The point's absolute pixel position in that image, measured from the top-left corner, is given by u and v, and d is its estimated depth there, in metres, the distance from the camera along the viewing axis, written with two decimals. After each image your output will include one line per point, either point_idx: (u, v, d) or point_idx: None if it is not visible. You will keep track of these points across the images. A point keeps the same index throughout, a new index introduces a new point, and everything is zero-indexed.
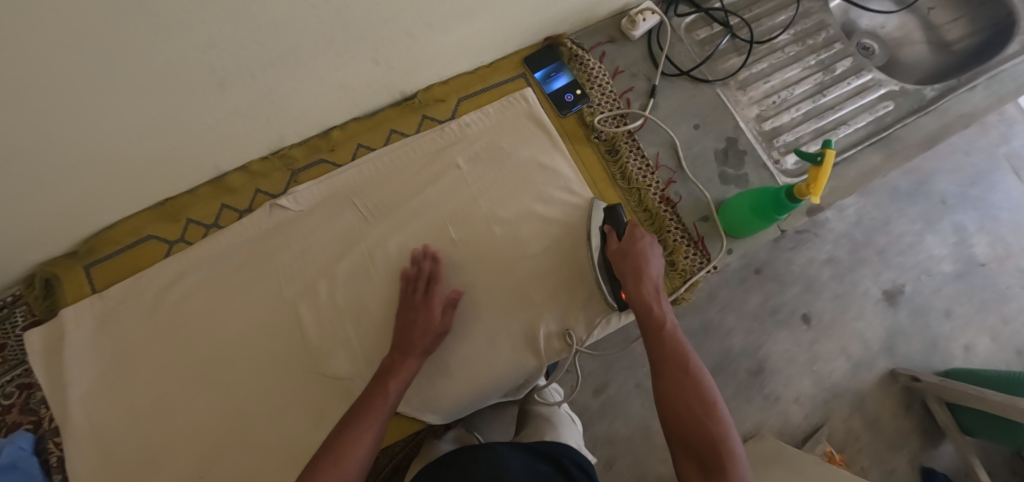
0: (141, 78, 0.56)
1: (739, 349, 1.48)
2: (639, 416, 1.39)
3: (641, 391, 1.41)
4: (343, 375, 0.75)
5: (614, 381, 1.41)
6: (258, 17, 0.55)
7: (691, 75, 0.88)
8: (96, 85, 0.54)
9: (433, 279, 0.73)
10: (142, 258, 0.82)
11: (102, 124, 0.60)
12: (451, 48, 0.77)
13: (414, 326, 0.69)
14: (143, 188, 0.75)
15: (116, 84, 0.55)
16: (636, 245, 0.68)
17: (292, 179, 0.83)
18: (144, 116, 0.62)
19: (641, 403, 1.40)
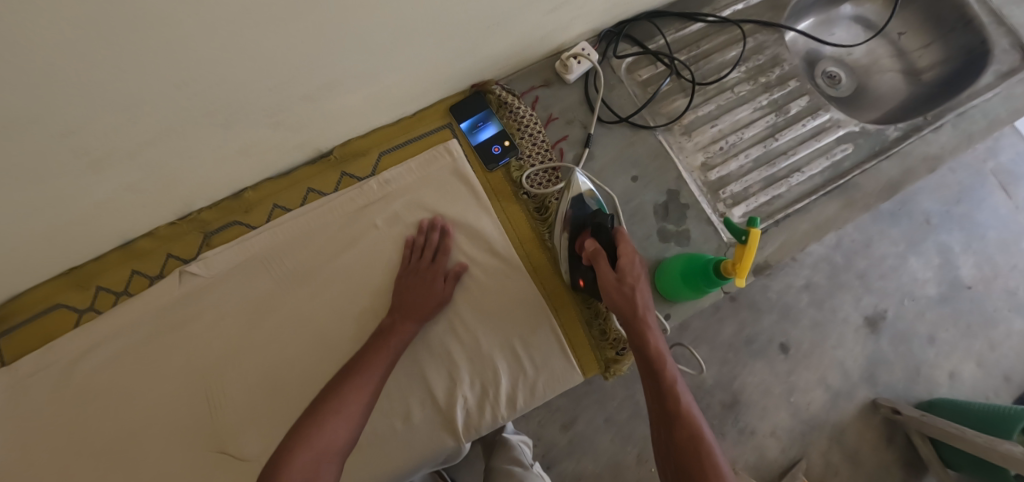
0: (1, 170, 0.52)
1: (713, 381, 1.35)
2: (609, 453, 1.30)
3: (610, 426, 1.31)
4: (254, 455, 0.71)
5: (580, 418, 1.31)
6: (115, 101, 0.50)
7: (631, 121, 0.82)
8: None
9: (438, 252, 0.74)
10: (52, 328, 0.77)
11: None
12: (361, 104, 0.72)
13: (416, 292, 0.71)
14: (42, 261, 0.71)
15: None
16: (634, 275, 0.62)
17: (205, 242, 0.79)
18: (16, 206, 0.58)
19: (611, 438, 1.30)
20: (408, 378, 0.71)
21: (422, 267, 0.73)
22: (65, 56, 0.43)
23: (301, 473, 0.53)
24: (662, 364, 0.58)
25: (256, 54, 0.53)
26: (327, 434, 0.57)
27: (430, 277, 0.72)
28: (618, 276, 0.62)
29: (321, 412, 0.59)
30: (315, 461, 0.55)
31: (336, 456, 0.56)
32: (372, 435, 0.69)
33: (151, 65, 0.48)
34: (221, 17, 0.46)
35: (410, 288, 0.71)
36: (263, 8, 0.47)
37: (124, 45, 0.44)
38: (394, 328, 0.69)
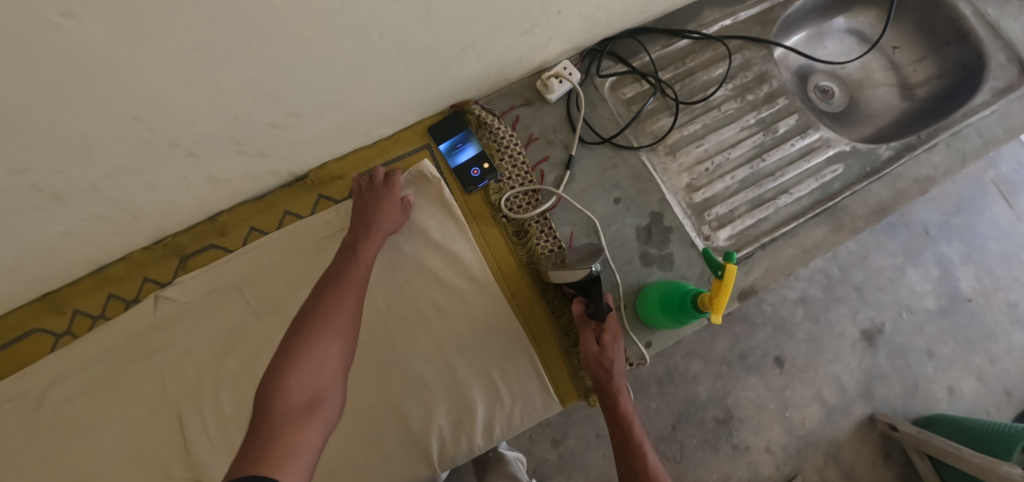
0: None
1: (706, 396, 1.32)
2: (599, 469, 1.28)
3: (601, 442, 1.29)
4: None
5: (570, 434, 1.29)
6: (66, 138, 0.49)
7: (614, 142, 0.80)
8: None
9: (388, 181, 0.73)
10: (27, 353, 0.77)
11: None
12: (334, 129, 0.71)
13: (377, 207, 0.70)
14: (14, 287, 0.71)
15: None
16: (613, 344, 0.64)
17: (181, 266, 0.78)
18: None
19: (602, 455, 1.28)
20: (382, 407, 0.70)
21: (377, 191, 0.72)
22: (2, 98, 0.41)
23: (301, 397, 0.48)
24: (631, 426, 0.62)
25: (212, 86, 0.52)
26: (321, 352, 0.51)
27: (387, 197, 0.71)
28: (600, 348, 0.64)
29: (306, 329, 0.53)
30: (313, 382, 0.49)
31: (335, 374, 0.51)
32: (345, 467, 0.68)
33: (100, 102, 0.47)
34: (167, 54, 0.45)
35: (368, 208, 0.70)
36: (214, 43, 0.46)
37: (67, 85, 0.43)
38: (363, 245, 0.66)
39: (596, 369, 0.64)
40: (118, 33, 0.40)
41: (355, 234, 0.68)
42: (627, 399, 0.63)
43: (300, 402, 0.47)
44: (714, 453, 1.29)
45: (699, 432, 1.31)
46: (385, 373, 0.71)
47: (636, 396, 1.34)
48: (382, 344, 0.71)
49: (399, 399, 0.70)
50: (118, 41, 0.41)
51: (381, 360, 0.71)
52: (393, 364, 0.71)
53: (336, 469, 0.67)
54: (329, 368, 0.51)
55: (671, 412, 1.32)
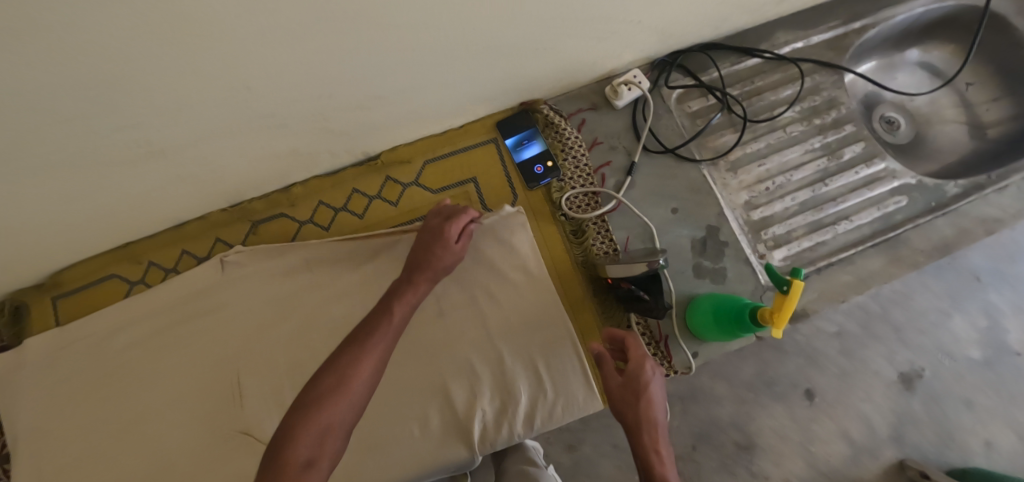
0: (66, 152, 0.56)
1: (729, 420, 1.31)
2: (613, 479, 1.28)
3: (617, 452, 1.30)
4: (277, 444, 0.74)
5: (587, 442, 1.30)
6: (176, 101, 0.53)
7: (677, 152, 0.81)
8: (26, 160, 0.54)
9: (451, 217, 0.66)
10: (104, 296, 0.83)
11: (40, 186, 0.60)
12: (410, 115, 0.74)
13: (433, 245, 0.64)
14: (101, 233, 0.76)
15: (48, 158, 0.55)
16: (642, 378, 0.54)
17: (251, 231, 0.82)
18: (78, 181, 0.62)
19: (616, 465, 1.29)
20: (428, 385, 0.72)
21: (438, 226, 0.66)
22: (134, 62, 0.45)
23: (301, 459, 0.45)
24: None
25: (315, 63, 0.55)
26: (332, 412, 0.47)
27: (446, 233, 0.65)
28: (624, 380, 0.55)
29: (325, 380, 0.49)
30: (315, 443, 0.46)
31: (340, 437, 0.48)
32: (388, 438, 0.71)
33: (214, 69, 0.51)
34: (285, 30, 0.48)
35: (425, 244, 0.65)
36: (326, 23, 0.49)
37: (191, 53, 0.47)
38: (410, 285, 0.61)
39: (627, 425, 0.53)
40: (249, 6, 0.43)
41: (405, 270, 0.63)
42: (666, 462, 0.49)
43: (298, 466, 0.44)
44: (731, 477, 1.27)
45: (717, 455, 1.29)
46: (432, 353, 0.73)
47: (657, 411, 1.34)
48: (434, 323, 0.74)
49: (443, 379, 0.72)
50: (246, 15, 0.44)
51: (431, 338, 0.73)
52: (442, 344, 0.73)
53: (380, 439, 0.71)
54: (336, 432, 0.47)
55: (691, 431, 1.30)
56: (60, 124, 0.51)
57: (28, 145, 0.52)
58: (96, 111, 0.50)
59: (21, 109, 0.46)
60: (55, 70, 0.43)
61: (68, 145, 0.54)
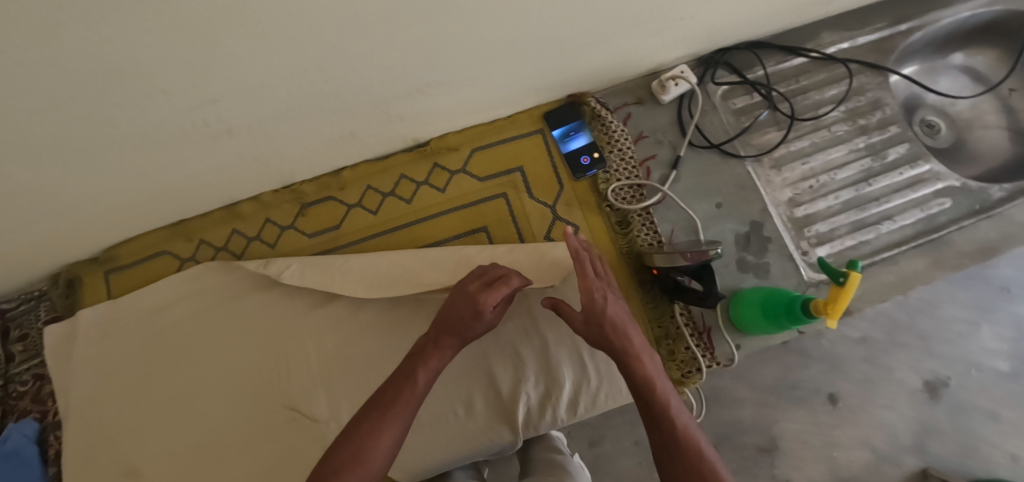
0: (143, 125, 0.58)
1: (750, 422, 1.30)
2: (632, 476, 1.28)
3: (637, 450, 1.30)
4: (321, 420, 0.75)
5: (607, 438, 1.31)
6: (250, 79, 0.55)
7: (722, 148, 0.82)
8: (105, 129, 0.57)
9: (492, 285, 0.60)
10: (156, 272, 0.85)
11: (113, 156, 0.62)
12: (463, 102, 0.75)
13: (468, 313, 0.58)
14: (158, 209, 0.79)
15: (124, 129, 0.57)
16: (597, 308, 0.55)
17: (300, 213, 0.83)
18: (146, 154, 0.64)
19: (636, 462, 1.30)
20: (474, 368, 0.73)
21: (476, 292, 0.60)
22: (224, 38, 0.47)
23: None
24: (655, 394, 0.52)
25: (386, 46, 0.57)
26: None
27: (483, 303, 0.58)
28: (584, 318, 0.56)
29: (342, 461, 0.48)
30: None
31: None
32: (433, 418, 0.72)
33: (293, 48, 0.52)
34: (367, 12, 0.50)
35: (458, 309, 0.59)
36: (405, 7, 0.51)
37: (273, 32, 0.49)
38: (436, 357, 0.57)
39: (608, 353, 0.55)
40: None
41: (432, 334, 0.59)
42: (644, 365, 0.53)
43: None
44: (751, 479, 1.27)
45: (738, 456, 1.29)
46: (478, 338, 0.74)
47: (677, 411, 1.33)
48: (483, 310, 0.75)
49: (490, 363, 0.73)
50: None
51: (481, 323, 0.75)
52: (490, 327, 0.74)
53: (426, 419, 0.72)
54: None
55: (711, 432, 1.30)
56: (143, 97, 0.53)
57: (109, 117, 0.54)
58: (178, 86, 0.52)
59: (112, 80, 0.48)
60: (147, 42, 0.45)
61: (145, 120, 0.57)
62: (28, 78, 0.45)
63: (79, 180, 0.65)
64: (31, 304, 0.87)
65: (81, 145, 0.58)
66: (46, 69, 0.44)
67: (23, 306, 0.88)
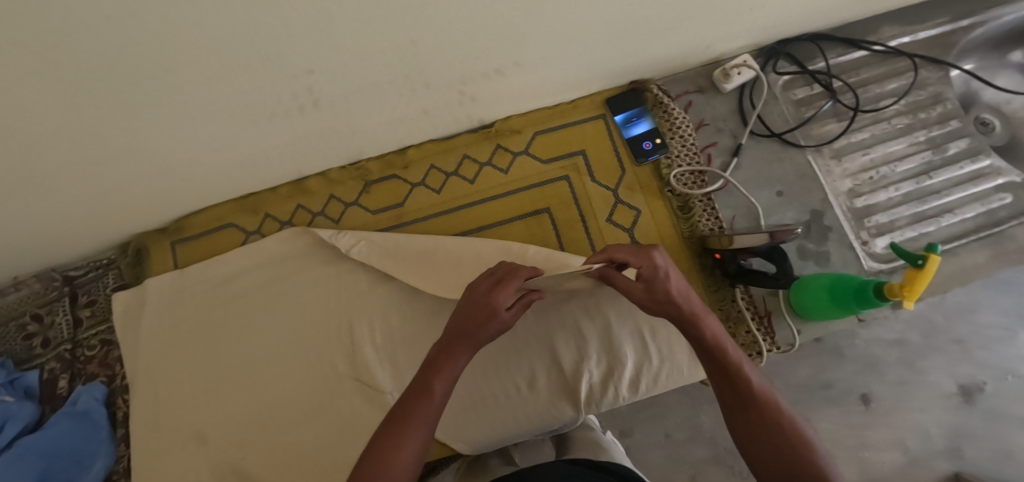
0: (239, 94, 0.59)
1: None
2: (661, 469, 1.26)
3: (667, 443, 1.27)
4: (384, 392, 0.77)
5: (637, 430, 1.27)
6: (347, 51, 0.57)
7: (783, 138, 0.83)
8: (201, 96, 0.58)
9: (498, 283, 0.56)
10: (221, 244, 0.88)
11: (200, 125, 0.64)
12: (533, 85, 0.77)
13: (476, 315, 0.54)
14: (230, 182, 0.81)
15: (220, 97, 0.59)
16: (660, 277, 0.53)
17: (364, 190, 0.85)
18: (232, 124, 0.65)
19: (665, 455, 1.26)
20: (538, 345, 0.75)
21: (484, 290, 0.56)
22: (339, 6, 0.49)
23: None
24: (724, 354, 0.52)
25: (479, 23, 0.58)
26: None
27: (490, 301, 0.54)
28: (645, 287, 0.53)
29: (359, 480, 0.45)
30: None
31: None
32: (496, 391, 0.74)
33: (395, 21, 0.54)
34: None
35: (466, 310, 0.55)
36: None
37: (380, 2, 0.50)
38: (450, 362, 0.53)
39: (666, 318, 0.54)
40: None
41: (444, 340, 0.55)
42: (710, 329, 0.53)
43: None
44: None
45: None
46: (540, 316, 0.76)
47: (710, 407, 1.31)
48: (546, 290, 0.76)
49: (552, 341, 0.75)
50: None
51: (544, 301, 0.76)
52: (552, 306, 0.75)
53: (489, 392, 0.74)
54: None
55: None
56: (247, 64, 0.54)
57: (212, 84, 0.56)
58: (282, 54, 0.53)
59: (223, 46, 0.50)
60: (267, 6, 0.46)
61: (242, 88, 0.58)
62: (154, 44, 0.47)
63: (165, 148, 0.67)
64: (100, 272, 0.90)
65: (177, 112, 0.60)
66: (175, 32, 0.46)
67: (91, 273, 0.90)
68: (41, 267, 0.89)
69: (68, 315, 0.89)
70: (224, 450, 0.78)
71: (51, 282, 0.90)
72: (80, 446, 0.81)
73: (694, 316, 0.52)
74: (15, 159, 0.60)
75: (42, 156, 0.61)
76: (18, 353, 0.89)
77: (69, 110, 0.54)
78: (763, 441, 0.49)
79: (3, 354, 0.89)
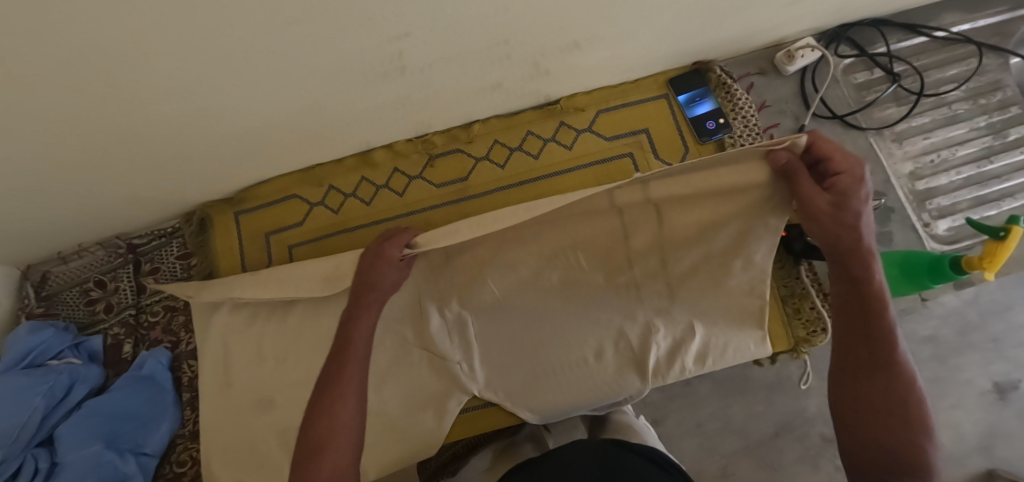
0: (331, 58, 0.60)
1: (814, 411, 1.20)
2: (693, 458, 1.19)
3: (699, 432, 1.21)
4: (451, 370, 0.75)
5: (669, 418, 1.20)
6: (443, 18, 0.57)
7: (845, 120, 0.84)
8: (297, 60, 0.58)
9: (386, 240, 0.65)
10: (283, 215, 0.89)
11: (287, 90, 0.64)
12: (604, 62, 0.78)
13: (371, 270, 0.63)
14: (299, 153, 0.82)
15: (313, 61, 0.60)
16: (850, 203, 0.47)
17: (428, 164, 0.87)
18: (318, 92, 0.67)
19: (698, 443, 1.20)
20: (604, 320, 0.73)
21: (374, 250, 0.65)
22: None
23: None
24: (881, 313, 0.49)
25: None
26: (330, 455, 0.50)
27: (382, 257, 0.63)
28: (832, 204, 0.47)
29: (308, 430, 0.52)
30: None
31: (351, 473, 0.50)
32: (562, 364, 0.74)
33: None
34: None
35: (365, 271, 0.64)
36: None
37: None
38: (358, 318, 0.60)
39: (836, 244, 0.49)
40: None
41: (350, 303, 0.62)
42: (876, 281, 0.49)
43: None
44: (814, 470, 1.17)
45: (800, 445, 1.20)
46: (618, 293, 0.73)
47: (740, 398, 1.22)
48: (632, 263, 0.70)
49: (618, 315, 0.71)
50: None
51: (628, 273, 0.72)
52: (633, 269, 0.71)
53: (556, 365, 0.74)
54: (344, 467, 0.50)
55: (774, 419, 1.20)
56: (347, 28, 0.54)
57: (309, 48, 0.57)
58: (384, 17, 0.54)
59: (331, 10, 0.50)
60: None
61: (337, 53, 0.59)
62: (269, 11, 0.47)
63: (244, 113, 0.67)
64: (164, 241, 0.92)
65: (270, 75, 0.60)
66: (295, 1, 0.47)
67: (154, 241, 0.92)
68: (105, 234, 0.91)
69: (131, 281, 0.90)
70: (290, 415, 0.79)
71: (116, 250, 0.92)
72: (147, 409, 0.82)
73: (866, 252, 0.48)
74: (102, 120, 0.60)
75: (133, 115, 0.61)
76: (82, 317, 0.90)
77: (162, 72, 0.53)
78: (865, 407, 0.49)
79: (67, 319, 0.91)
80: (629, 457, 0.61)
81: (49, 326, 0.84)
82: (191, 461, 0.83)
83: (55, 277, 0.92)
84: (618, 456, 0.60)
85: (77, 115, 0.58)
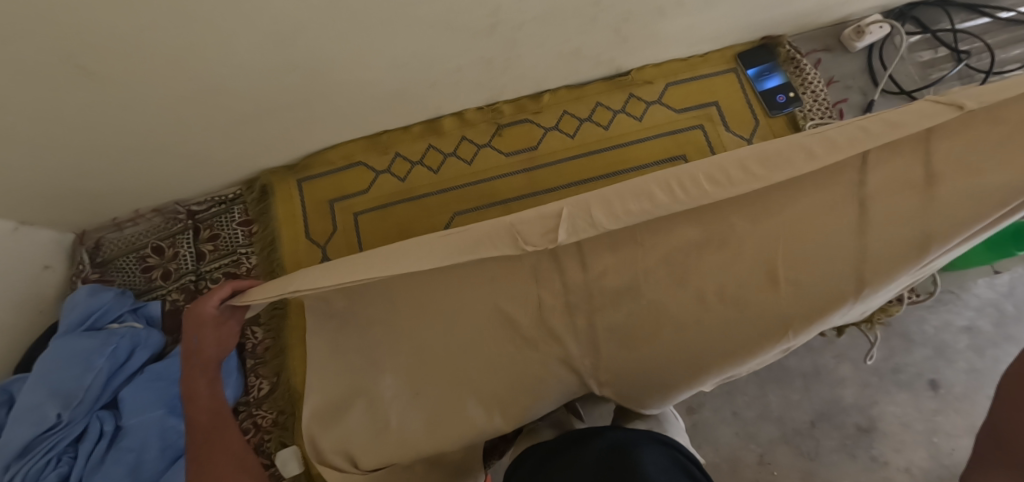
0: (434, 12, 0.60)
1: (851, 401, 1.02)
2: (730, 448, 1.01)
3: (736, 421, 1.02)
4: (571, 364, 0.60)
5: (707, 404, 1.02)
6: None
7: (912, 96, 0.85)
8: (400, 10, 0.58)
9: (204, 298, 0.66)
10: (349, 182, 0.89)
11: (377, 45, 0.64)
12: (683, 32, 0.78)
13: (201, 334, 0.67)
14: (371, 116, 0.81)
15: (414, 13, 0.59)
16: None
17: (496, 133, 0.88)
18: (407, 50, 0.66)
19: (735, 433, 1.01)
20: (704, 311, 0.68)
21: (191, 314, 0.68)
22: None
23: None
24: None
25: None
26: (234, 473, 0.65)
27: (202, 318, 0.67)
28: None
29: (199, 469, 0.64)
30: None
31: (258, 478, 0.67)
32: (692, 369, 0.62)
33: None
34: None
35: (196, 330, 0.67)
36: None
37: None
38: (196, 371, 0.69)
39: None
40: None
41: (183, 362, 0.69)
42: None
43: None
44: (851, 461, 0.99)
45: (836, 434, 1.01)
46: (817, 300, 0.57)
47: (776, 381, 1.04)
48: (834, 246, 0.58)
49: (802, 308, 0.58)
50: None
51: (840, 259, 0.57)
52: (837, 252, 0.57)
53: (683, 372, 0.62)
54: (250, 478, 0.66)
55: (812, 406, 1.02)
56: None
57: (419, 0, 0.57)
58: None
59: None
60: None
61: (443, 9, 0.59)
62: None
63: (332, 67, 0.66)
64: (224, 207, 0.91)
65: (370, 26, 0.60)
66: None
67: (214, 208, 0.91)
68: (164, 200, 0.89)
69: (191, 247, 0.90)
70: None
71: (174, 216, 0.91)
72: None
73: None
74: (190, 64, 0.58)
75: (227, 64, 0.60)
76: (139, 284, 0.89)
77: (272, 11, 0.52)
78: None
79: (122, 286, 0.89)
80: (650, 450, 0.54)
81: (108, 290, 0.82)
82: (255, 428, 0.81)
83: (109, 245, 0.90)
84: (640, 448, 0.54)
85: (171, 59, 0.56)
